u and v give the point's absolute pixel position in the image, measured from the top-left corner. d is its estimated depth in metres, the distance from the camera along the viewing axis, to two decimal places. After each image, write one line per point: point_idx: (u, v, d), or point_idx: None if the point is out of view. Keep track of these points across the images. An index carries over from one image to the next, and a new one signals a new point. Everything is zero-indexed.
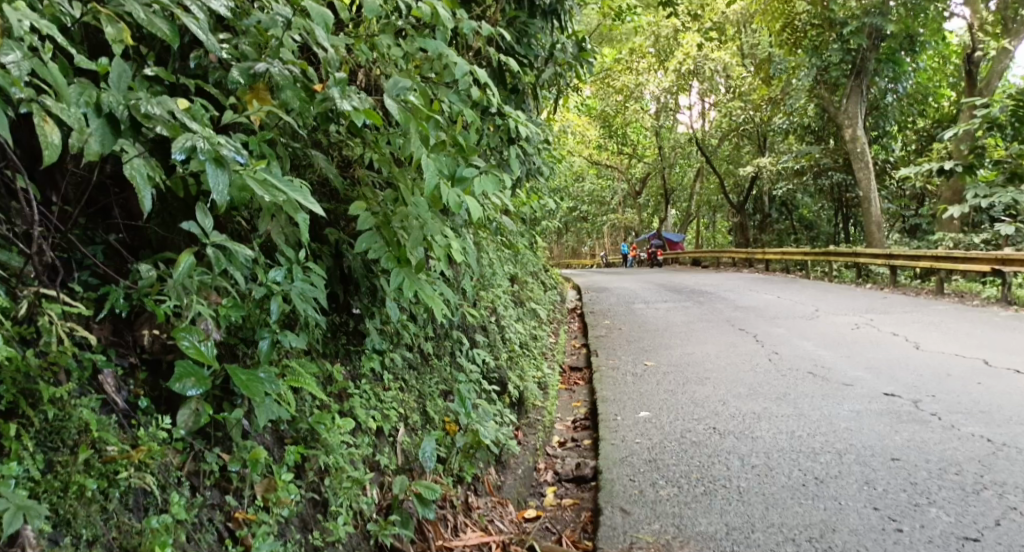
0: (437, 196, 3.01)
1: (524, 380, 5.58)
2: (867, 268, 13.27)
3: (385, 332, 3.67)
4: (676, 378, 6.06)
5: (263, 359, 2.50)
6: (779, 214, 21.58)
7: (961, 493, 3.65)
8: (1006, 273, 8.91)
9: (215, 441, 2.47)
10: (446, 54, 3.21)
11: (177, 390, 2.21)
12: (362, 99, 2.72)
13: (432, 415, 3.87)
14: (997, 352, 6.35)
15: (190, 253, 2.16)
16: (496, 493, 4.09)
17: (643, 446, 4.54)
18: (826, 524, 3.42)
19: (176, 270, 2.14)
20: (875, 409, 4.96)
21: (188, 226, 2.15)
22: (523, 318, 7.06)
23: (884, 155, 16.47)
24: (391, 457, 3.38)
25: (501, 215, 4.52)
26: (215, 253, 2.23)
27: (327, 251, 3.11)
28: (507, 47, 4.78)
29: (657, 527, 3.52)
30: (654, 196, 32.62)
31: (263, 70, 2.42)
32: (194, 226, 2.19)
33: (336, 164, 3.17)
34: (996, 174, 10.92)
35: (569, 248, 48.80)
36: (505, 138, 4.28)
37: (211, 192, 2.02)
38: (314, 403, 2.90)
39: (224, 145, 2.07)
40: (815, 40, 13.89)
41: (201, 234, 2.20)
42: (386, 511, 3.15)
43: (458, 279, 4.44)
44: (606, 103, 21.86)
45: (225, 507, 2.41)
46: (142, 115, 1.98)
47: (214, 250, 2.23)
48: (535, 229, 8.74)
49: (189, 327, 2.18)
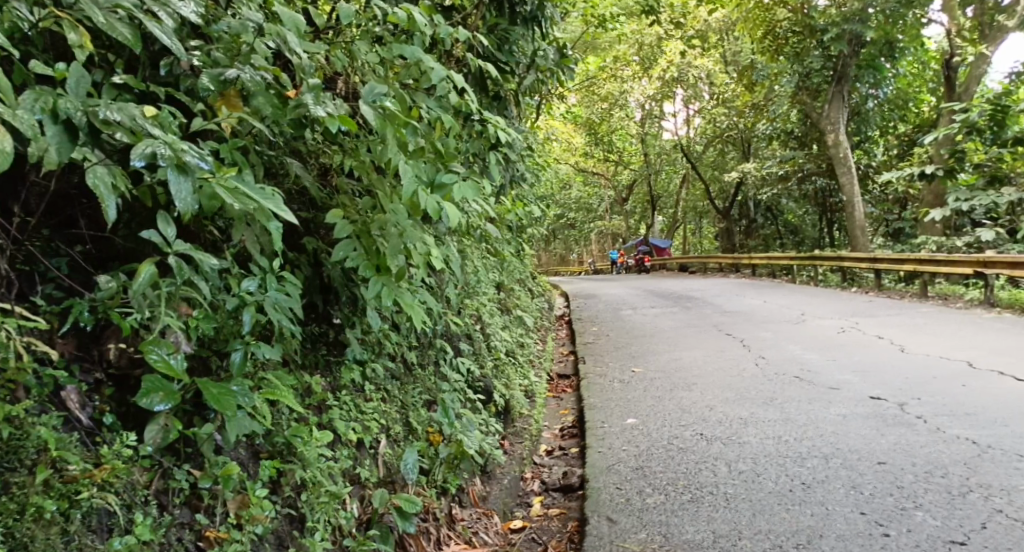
0: (416, 203, 2.94)
1: (510, 388, 5.51)
2: (852, 273, 13.33)
3: (366, 342, 3.61)
4: (663, 384, 6.03)
5: (236, 372, 2.42)
6: (764, 220, 21.75)
7: (947, 496, 3.63)
8: (989, 276, 8.94)
9: (185, 457, 2.39)
10: (423, 59, 3.16)
11: (144, 406, 2.13)
12: (338, 106, 2.68)
13: (415, 426, 3.81)
14: (981, 353, 6.37)
15: (151, 264, 2.09)
16: (480, 504, 4.04)
17: (630, 453, 4.51)
18: (813, 531, 3.38)
19: (135, 281, 2.05)
20: (860, 412, 4.95)
21: (149, 234, 2.08)
22: (509, 326, 6.99)
23: (867, 160, 16.48)
24: (372, 469, 3.33)
25: (485, 223, 4.48)
26: (178, 262, 2.15)
27: (305, 260, 3.08)
28: (487, 54, 4.75)
29: (644, 536, 3.47)
30: (640, 202, 32.76)
31: (233, 77, 2.36)
32: (157, 235, 2.11)
33: (314, 172, 3.12)
34: (976, 178, 11.02)
35: (558, 256, 49.03)
36: (486, 145, 4.24)
37: (174, 200, 1.97)
38: (291, 416, 2.84)
39: (188, 151, 2.02)
40: (796, 47, 14.02)
41: (163, 244, 2.13)
42: (365, 525, 3.08)
43: (442, 287, 4.39)
44: (590, 111, 21.66)
45: (195, 525, 2.33)
46: (100, 122, 1.92)
47: (177, 259, 2.15)
48: (521, 237, 8.69)
49: (157, 340, 2.11)
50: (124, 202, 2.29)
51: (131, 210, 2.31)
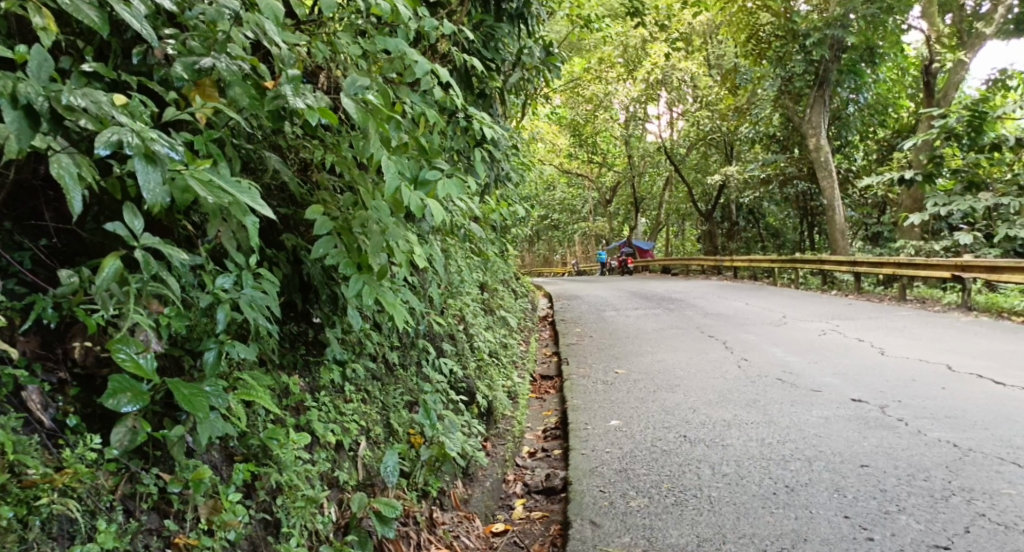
0: (399, 200, 2.87)
1: (493, 389, 5.44)
2: (832, 276, 13.40)
3: (347, 342, 3.52)
4: (646, 386, 6.00)
5: (209, 372, 2.34)
6: (745, 223, 21.90)
7: (930, 499, 3.61)
8: (967, 279, 9.00)
9: (154, 460, 2.30)
10: (407, 53, 3.09)
11: (110, 406, 2.04)
12: (318, 98, 2.60)
13: (396, 427, 3.73)
14: (961, 357, 6.39)
15: (117, 258, 2.01)
16: (462, 507, 3.96)
17: (613, 455, 4.45)
18: (797, 534, 3.35)
19: (99, 276, 1.96)
20: (842, 415, 4.93)
21: (114, 228, 1.99)
22: (492, 326, 6.92)
23: (847, 164, 16.60)
24: (351, 472, 3.25)
25: (469, 222, 4.41)
26: (145, 257, 2.06)
27: (284, 258, 3.01)
28: (474, 51, 4.69)
29: (627, 540, 3.42)
30: (624, 204, 32.83)
31: (208, 66, 2.30)
32: (123, 228, 2.03)
33: (293, 167, 3.04)
34: (954, 184, 11.21)
35: (541, 256, 49.05)
36: (471, 142, 4.17)
37: (141, 191, 1.90)
38: (267, 418, 2.76)
39: (157, 140, 1.95)
40: (779, 51, 14.08)
41: (130, 237, 2.04)
42: (343, 530, 2.99)
43: (425, 287, 4.32)
44: (575, 112, 21.66)
45: (163, 532, 2.24)
46: (64, 108, 1.85)
47: (144, 254, 2.05)
48: (505, 238, 8.61)
49: (125, 339, 2.03)
50: (93, 195, 2.19)
51: (100, 201, 2.22)
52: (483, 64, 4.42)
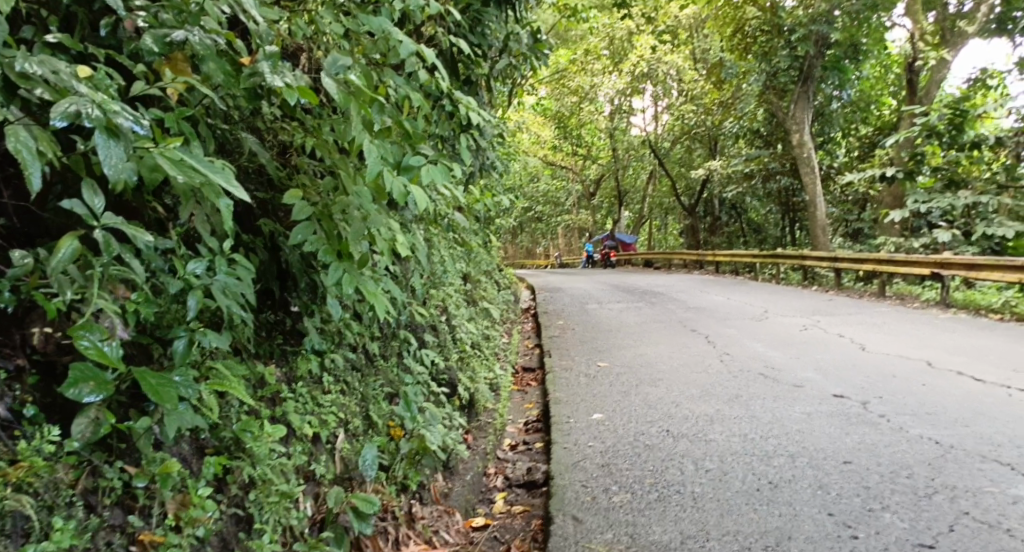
0: (381, 185, 2.76)
1: (475, 381, 5.36)
2: (812, 272, 13.45)
3: (326, 332, 3.42)
4: (629, 379, 5.96)
5: (179, 361, 2.24)
6: (728, 217, 21.96)
7: (913, 497, 3.58)
8: (945, 276, 9.03)
9: (118, 453, 2.20)
10: (392, 32, 2.98)
11: (71, 396, 1.93)
12: (298, 77, 2.49)
13: (376, 420, 3.64)
14: (940, 353, 6.40)
15: (74, 239, 1.90)
16: (442, 501, 3.88)
17: (596, 450, 4.39)
18: (782, 532, 3.30)
19: (54, 257, 1.85)
20: (824, 411, 4.90)
21: (72, 205, 1.88)
22: (475, 318, 6.83)
23: (829, 161, 16.65)
24: (328, 465, 3.16)
25: (453, 211, 4.32)
26: (106, 237, 1.94)
27: (261, 244, 2.90)
28: (460, 35, 4.59)
29: (610, 537, 3.36)
30: (608, 197, 32.80)
31: (180, 39, 2.18)
32: (81, 206, 1.92)
33: (272, 150, 2.93)
34: (934, 182, 11.08)
35: (524, 249, 49.01)
36: (456, 127, 4.07)
37: (104, 167, 1.82)
38: (241, 409, 2.66)
39: (120, 113, 1.85)
40: (764, 46, 14.17)
41: (90, 216, 1.93)
42: (319, 526, 2.91)
43: (407, 277, 4.23)
44: (561, 103, 21.53)
45: (127, 529, 2.14)
46: (18, 75, 1.77)
47: (105, 234, 1.94)
48: (488, 229, 8.50)
49: (88, 325, 1.93)
50: (56, 171, 2.08)
51: (63, 178, 2.10)
52: (469, 49, 4.33)
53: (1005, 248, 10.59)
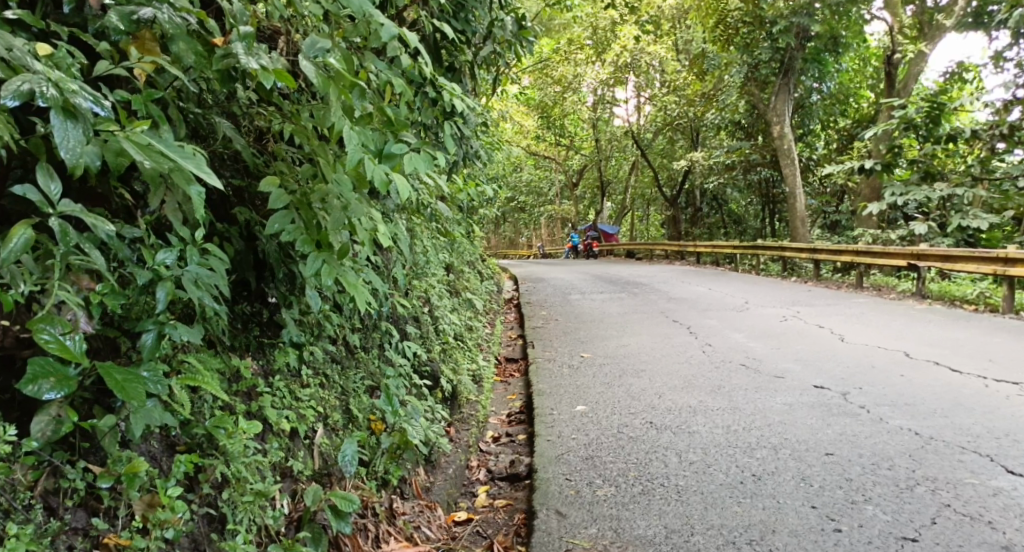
0: (362, 173, 2.67)
1: (457, 372, 5.27)
2: (792, 263, 13.49)
3: (305, 324, 3.33)
4: (611, 370, 5.91)
5: (147, 355, 2.15)
6: (709, 208, 22.04)
7: (896, 489, 3.56)
8: (922, 268, 9.05)
9: (81, 453, 2.10)
10: (373, 15, 2.86)
11: (30, 393, 1.84)
12: (274, 59, 2.39)
13: (355, 414, 3.55)
14: (917, 344, 6.41)
15: (29, 227, 1.80)
16: (423, 496, 3.80)
17: (579, 442, 4.33)
18: (766, 526, 3.26)
19: (6, 245, 1.75)
20: (805, 402, 4.88)
21: (25, 191, 1.78)
22: (458, 308, 6.74)
23: (809, 153, 16.73)
24: (307, 461, 3.07)
25: (435, 201, 4.24)
26: (62, 226, 1.85)
27: (237, 233, 2.81)
28: (443, 19, 4.48)
29: (594, 531, 3.31)
30: (590, 187, 32.81)
31: (148, 16, 2.09)
32: (36, 192, 1.82)
33: (248, 135, 2.83)
34: (911, 174, 11.28)
35: (507, 239, 48.99)
36: (438, 114, 3.98)
37: (60, 149, 1.75)
38: (215, 404, 2.58)
39: (79, 93, 1.78)
40: (746, 38, 13.95)
41: (45, 203, 1.84)
42: (296, 525, 2.81)
43: (388, 267, 4.14)
44: (543, 93, 21.36)
45: (91, 531, 2.05)
46: None
47: (61, 222, 1.85)
48: (472, 218, 8.40)
49: (48, 319, 1.84)
50: (15, 154, 1.98)
51: (22, 162, 1.99)
52: (453, 35, 4.25)
53: (979, 240, 10.58)
